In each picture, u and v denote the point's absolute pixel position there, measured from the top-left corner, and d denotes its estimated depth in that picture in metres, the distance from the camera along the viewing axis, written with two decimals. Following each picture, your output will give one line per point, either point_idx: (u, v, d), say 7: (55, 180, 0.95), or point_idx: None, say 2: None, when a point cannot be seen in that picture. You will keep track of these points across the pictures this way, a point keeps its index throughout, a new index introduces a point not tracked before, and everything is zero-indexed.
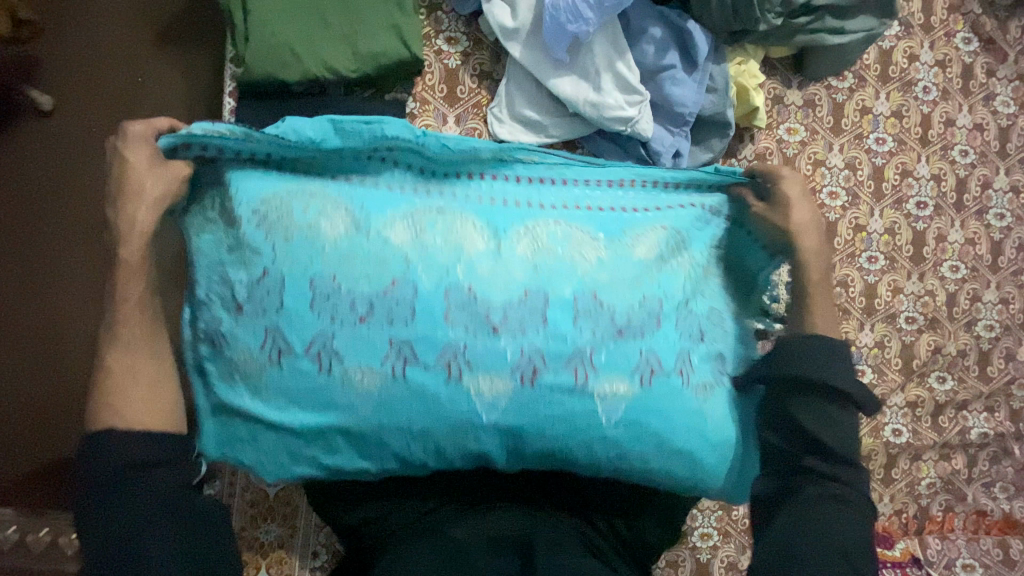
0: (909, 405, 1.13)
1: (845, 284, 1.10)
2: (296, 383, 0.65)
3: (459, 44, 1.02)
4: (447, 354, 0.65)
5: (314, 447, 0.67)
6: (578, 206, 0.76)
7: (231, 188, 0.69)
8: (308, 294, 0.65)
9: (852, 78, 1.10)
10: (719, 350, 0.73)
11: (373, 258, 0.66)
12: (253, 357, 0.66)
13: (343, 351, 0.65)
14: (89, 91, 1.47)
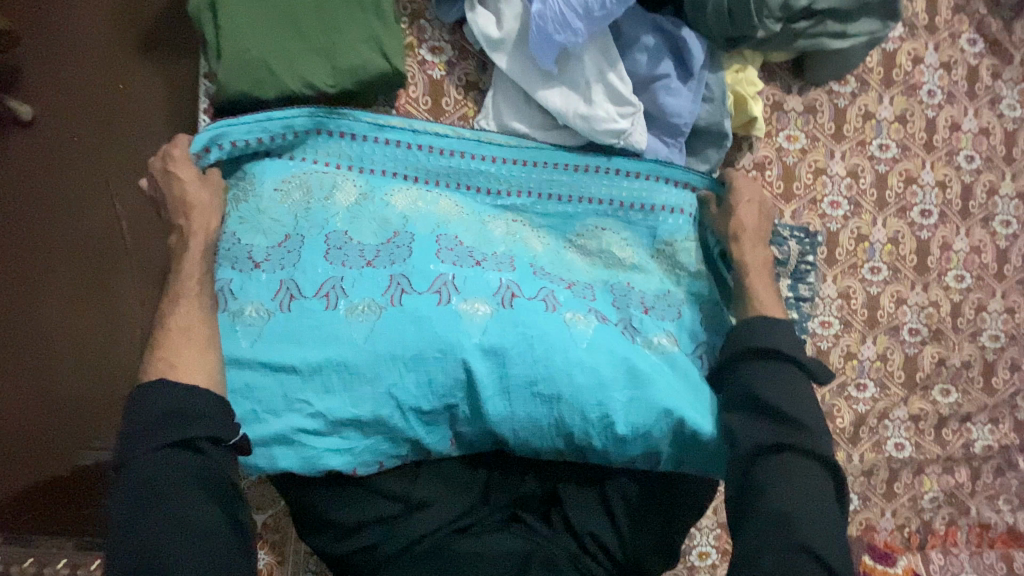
0: (912, 418, 1.10)
1: (847, 296, 1.07)
2: (308, 322, 0.79)
3: (444, 54, 0.98)
4: (437, 282, 0.81)
5: (314, 390, 0.77)
6: (539, 194, 0.95)
7: (256, 175, 0.88)
8: (324, 246, 0.82)
9: (854, 82, 1.06)
10: (663, 315, 0.89)
11: (378, 214, 0.86)
12: (266, 306, 0.79)
13: (350, 288, 0.80)
14: (69, 100, 1.43)
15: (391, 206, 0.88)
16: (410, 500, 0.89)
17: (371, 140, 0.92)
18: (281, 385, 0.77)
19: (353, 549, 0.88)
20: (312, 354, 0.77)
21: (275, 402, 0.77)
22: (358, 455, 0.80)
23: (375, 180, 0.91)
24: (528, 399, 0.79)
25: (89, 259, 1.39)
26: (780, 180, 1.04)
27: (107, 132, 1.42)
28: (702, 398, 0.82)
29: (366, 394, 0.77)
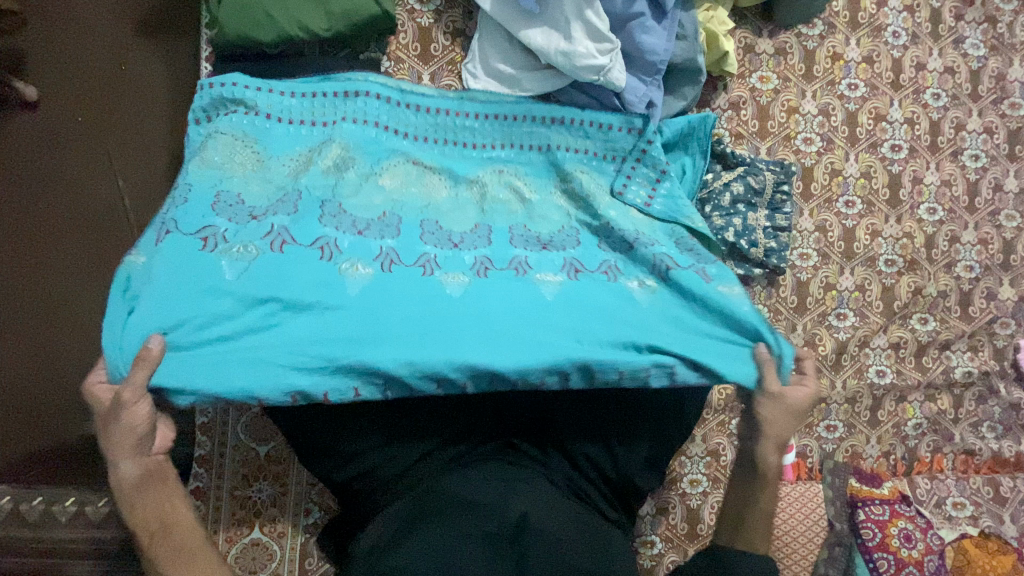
0: (892, 346, 1.14)
1: (824, 229, 1.11)
2: (295, 263, 0.79)
3: (431, 3, 1.04)
4: (422, 259, 0.85)
5: (301, 319, 0.77)
6: (520, 148, 1.00)
7: (252, 135, 0.91)
8: (319, 210, 0.86)
9: (822, 25, 1.12)
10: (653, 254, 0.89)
11: (368, 190, 0.90)
12: (256, 244, 0.80)
13: (343, 248, 0.83)
14: (73, 76, 1.48)
15: (383, 175, 0.93)
16: (406, 427, 0.90)
17: (359, 93, 0.96)
18: (269, 315, 0.76)
19: (351, 476, 0.89)
20: (298, 286, 0.78)
21: (262, 332, 0.75)
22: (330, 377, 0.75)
23: (365, 141, 0.95)
24: (527, 338, 0.79)
25: (96, 232, 1.44)
26: (755, 119, 1.09)
27: (112, 108, 1.47)
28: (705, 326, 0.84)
29: (350, 327, 0.77)
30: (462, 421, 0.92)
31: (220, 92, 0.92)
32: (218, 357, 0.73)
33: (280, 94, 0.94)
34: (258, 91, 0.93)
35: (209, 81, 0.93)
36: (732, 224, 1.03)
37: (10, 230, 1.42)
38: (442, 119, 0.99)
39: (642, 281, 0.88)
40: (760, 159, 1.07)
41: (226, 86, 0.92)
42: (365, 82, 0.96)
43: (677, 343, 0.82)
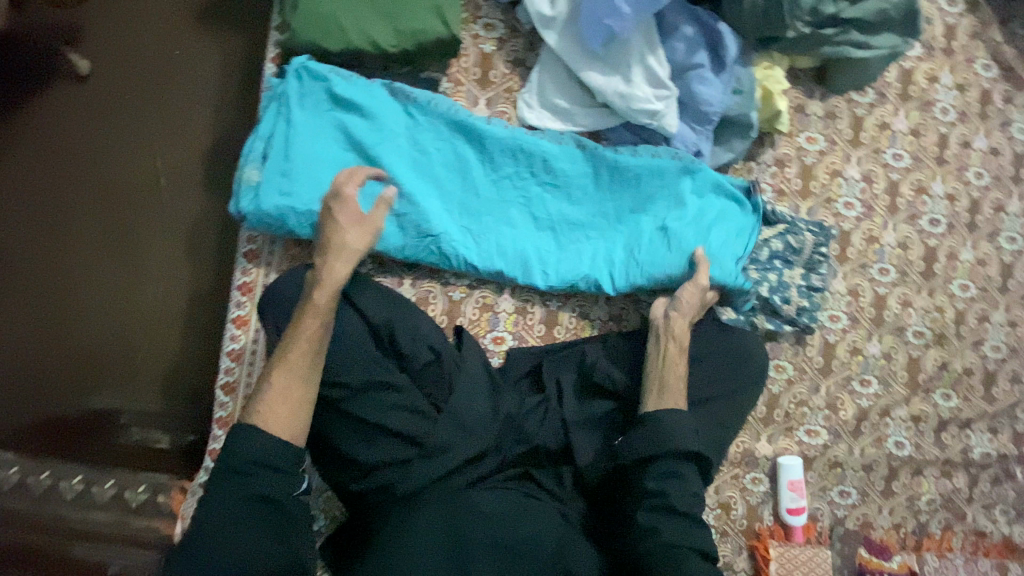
0: (912, 418, 1.14)
1: (857, 293, 1.11)
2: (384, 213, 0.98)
3: (495, 31, 1.05)
4: (482, 225, 1.02)
5: (403, 207, 0.98)
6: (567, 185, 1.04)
7: (326, 133, 0.96)
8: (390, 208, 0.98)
9: (873, 94, 1.14)
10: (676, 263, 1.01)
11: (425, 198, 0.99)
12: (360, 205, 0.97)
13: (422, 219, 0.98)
14: (126, 55, 1.52)
15: (440, 192, 1.01)
16: (426, 445, 0.88)
17: (431, 114, 1.01)
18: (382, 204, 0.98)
19: (367, 487, 0.87)
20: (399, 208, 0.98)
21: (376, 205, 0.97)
22: (443, 206, 1.01)
23: (428, 159, 1.01)
24: (583, 230, 1.04)
25: (128, 208, 1.47)
26: (799, 178, 1.10)
27: (162, 90, 1.51)
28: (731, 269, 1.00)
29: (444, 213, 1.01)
30: (484, 441, 0.91)
31: (291, 82, 0.95)
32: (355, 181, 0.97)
33: (357, 98, 0.97)
34: (336, 90, 0.96)
35: (298, 63, 0.96)
36: (767, 279, 1.04)
37: (36, 208, 1.46)
38: (498, 149, 1.02)
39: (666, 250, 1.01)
40: (801, 218, 1.07)
41: (312, 74, 0.96)
42: (437, 105, 1.01)
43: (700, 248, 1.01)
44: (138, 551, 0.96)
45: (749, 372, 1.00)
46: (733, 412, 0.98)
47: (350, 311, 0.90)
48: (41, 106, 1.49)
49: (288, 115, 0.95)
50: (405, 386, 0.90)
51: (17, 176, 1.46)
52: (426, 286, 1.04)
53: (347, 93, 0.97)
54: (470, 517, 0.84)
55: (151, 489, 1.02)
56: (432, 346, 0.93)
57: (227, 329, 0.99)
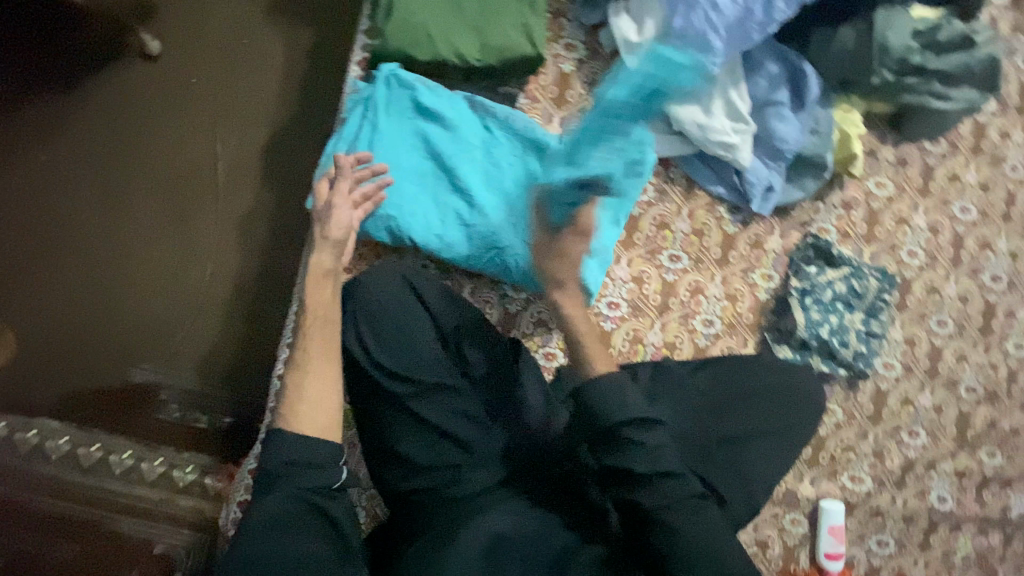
0: (957, 474, 1.13)
1: (912, 342, 1.10)
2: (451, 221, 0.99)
3: (577, 52, 1.06)
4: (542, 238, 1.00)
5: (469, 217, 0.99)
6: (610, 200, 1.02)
7: (407, 139, 0.99)
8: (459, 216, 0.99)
9: (945, 145, 1.13)
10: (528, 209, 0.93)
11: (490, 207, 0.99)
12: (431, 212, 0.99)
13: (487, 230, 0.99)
14: (196, 40, 1.55)
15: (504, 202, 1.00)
16: (477, 452, 0.89)
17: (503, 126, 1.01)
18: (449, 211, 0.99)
19: (416, 488, 0.87)
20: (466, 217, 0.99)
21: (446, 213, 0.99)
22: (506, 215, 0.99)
23: (497, 170, 1.01)
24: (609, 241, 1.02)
25: (184, 189, 1.49)
26: (864, 222, 1.10)
27: (228, 77, 1.54)
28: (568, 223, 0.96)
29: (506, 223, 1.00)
30: (534, 456, 0.91)
31: (379, 89, 0.98)
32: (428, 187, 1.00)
33: (437, 106, 0.99)
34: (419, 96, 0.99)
35: (387, 68, 0.99)
36: (828, 321, 1.03)
37: (92, 181, 1.49)
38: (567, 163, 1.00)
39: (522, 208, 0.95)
40: (864, 263, 1.07)
41: (398, 79, 0.98)
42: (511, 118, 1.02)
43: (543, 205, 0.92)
44: (187, 533, 0.97)
45: (809, 410, 0.98)
46: (791, 448, 0.95)
47: (422, 313, 0.92)
48: (109, 81, 1.51)
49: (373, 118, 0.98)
50: (466, 391, 0.92)
51: (77, 149, 1.49)
52: (485, 296, 1.05)
53: (430, 104, 0.99)
54: (522, 534, 0.81)
55: (199, 470, 1.04)
56: (494, 354, 0.94)
57: (290, 323, 1.04)
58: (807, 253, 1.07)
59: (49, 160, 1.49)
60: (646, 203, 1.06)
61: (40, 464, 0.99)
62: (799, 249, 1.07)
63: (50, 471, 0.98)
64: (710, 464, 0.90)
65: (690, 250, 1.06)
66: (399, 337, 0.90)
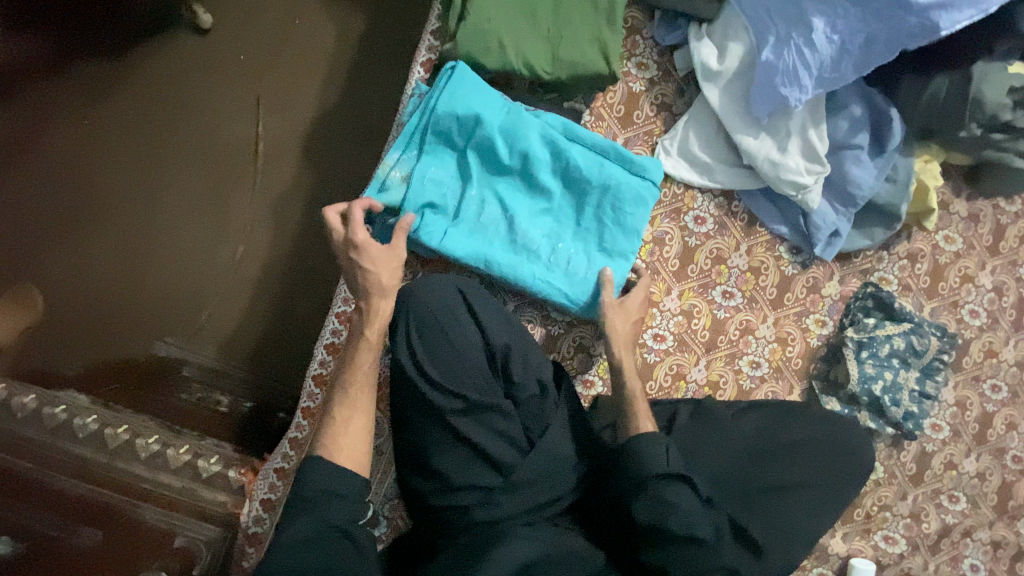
0: (992, 543, 1.10)
1: (963, 405, 1.06)
2: (494, 235, 0.92)
3: (648, 71, 1.02)
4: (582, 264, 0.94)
5: (511, 234, 0.93)
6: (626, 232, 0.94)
7: (463, 144, 0.93)
8: (502, 232, 0.93)
9: (1021, 204, 1.08)
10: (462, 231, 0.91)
11: (532, 227, 0.93)
12: (475, 224, 0.92)
13: (527, 249, 0.92)
14: (248, 17, 1.52)
15: (548, 223, 0.95)
16: (511, 478, 0.83)
17: (562, 140, 0.94)
18: (491, 224, 0.93)
19: (444, 506, 0.84)
20: (509, 233, 0.92)
21: (492, 226, 0.92)
22: (546, 238, 0.94)
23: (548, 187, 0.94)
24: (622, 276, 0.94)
25: (221, 167, 1.47)
26: (928, 276, 1.05)
27: (277, 57, 1.51)
28: (465, 236, 0.91)
29: (547, 245, 0.93)
30: (562, 487, 0.86)
31: (440, 91, 0.92)
32: (475, 198, 0.93)
33: (497, 112, 0.93)
34: (481, 99, 0.92)
35: (453, 66, 0.93)
36: (882, 377, 1.00)
37: (134, 150, 1.47)
38: (616, 189, 0.94)
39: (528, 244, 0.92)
40: (924, 319, 1.03)
41: (461, 78, 0.92)
42: (569, 134, 0.95)
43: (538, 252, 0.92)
44: (207, 526, 0.96)
45: (853, 465, 0.94)
46: (830, 504, 0.91)
47: (470, 323, 0.88)
48: (157, 50, 1.49)
49: (429, 117, 0.92)
50: (509, 412, 0.86)
51: (120, 117, 1.48)
52: (527, 315, 1.02)
53: (490, 111, 0.92)
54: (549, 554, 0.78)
55: (223, 461, 1.03)
56: (541, 378, 0.89)
57: (329, 322, 0.99)
58: (866, 302, 1.03)
59: (93, 124, 1.47)
60: (704, 234, 1.01)
61: (67, 442, 0.98)
62: (857, 297, 1.03)
63: (76, 451, 0.97)
64: (747, 513, 0.87)
65: (745, 287, 1.02)
66: (449, 349, 0.86)
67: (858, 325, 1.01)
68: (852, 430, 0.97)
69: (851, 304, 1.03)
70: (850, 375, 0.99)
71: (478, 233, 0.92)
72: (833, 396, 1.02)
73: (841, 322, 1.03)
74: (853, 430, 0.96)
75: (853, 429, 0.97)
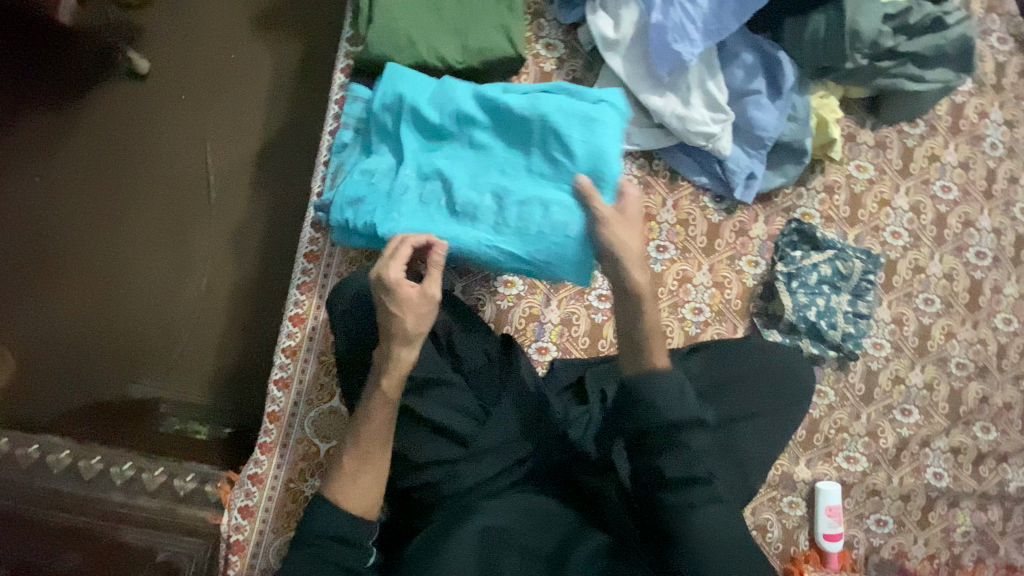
0: (952, 450, 1.14)
1: (901, 322, 1.12)
2: (444, 208, 0.90)
3: (556, 51, 1.08)
4: (534, 212, 0.87)
5: (459, 202, 0.90)
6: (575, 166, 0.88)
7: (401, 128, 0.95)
8: (449, 201, 0.90)
9: (924, 127, 1.15)
10: (408, 208, 0.90)
11: (478, 190, 0.90)
12: (423, 201, 0.91)
13: (476, 212, 0.89)
14: (184, 56, 1.57)
15: (497, 182, 0.91)
16: (472, 446, 0.88)
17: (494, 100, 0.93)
18: (438, 198, 0.91)
19: (413, 486, 0.87)
20: (456, 202, 0.90)
21: (439, 200, 0.91)
22: (495, 197, 0.90)
23: (490, 150, 0.93)
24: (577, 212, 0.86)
25: (174, 204, 1.51)
26: (847, 205, 1.11)
27: (216, 91, 1.56)
28: (413, 214, 0.90)
29: (496, 204, 0.89)
30: (527, 450, 0.90)
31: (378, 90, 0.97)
32: (421, 179, 0.93)
33: (430, 95, 0.95)
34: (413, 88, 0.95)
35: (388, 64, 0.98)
36: (815, 304, 1.05)
37: (88, 198, 1.50)
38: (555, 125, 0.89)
39: (478, 209, 0.89)
40: (849, 245, 1.09)
41: (391, 74, 0.97)
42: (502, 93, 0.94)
43: (489, 214, 0.89)
44: (187, 539, 0.99)
45: (796, 392, 0.97)
46: (780, 434, 0.95)
47: None
48: (100, 99, 1.53)
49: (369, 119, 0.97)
50: (458, 384, 0.92)
51: (70, 166, 1.51)
52: (476, 293, 1.07)
53: (424, 96, 0.95)
54: (517, 524, 0.81)
55: (199, 479, 1.06)
56: (484, 348, 0.97)
57: (284, 327, 1.03)
58: (792, 238, 1.08)
59: (44, 176, 1.50)
60: None
61: (45, 478, 1.04)
62: (784, 235, 1.09)
63: (53, 486, 1.03)
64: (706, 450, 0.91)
65: (676, 241, 1.07)
66: None
67: (788, 261, 1.07)
68: (795, 360, 1.01)
69: (781, 242, 1.08)
70: (783, 306, 1.05)
71: (425, 209, 0.90)
72: (774, 330, 1.06)
73: (772, 260, 1.09)
74: (797, 361, 1.00)
75: (796, 359, 1.01)
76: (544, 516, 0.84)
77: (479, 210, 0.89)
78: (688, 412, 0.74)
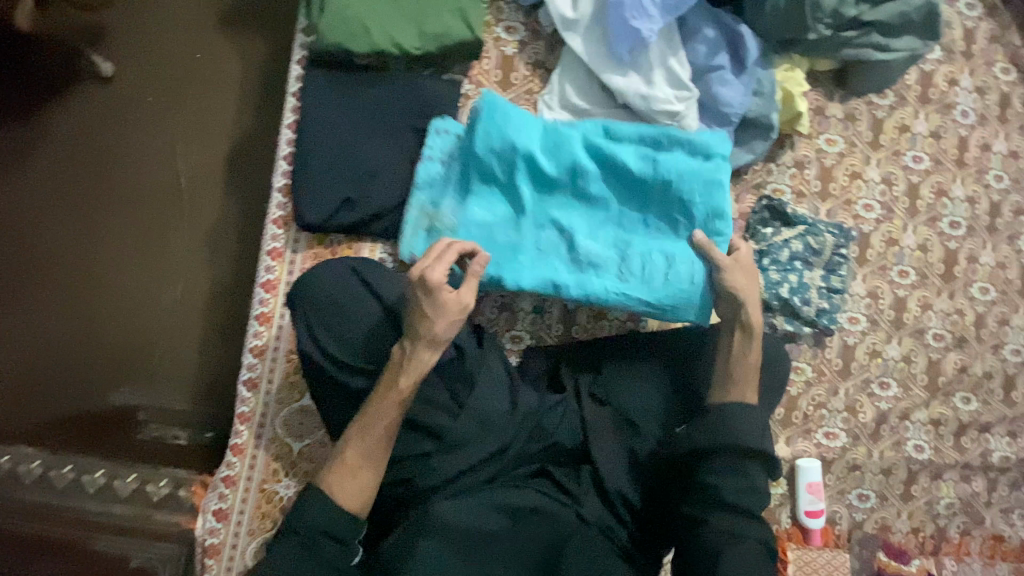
0: (932, 422, 1.13)
1: (876, 295, 1.11)
2: (550, 250, 0.95)
3: (517, 33, 1.06)
4: (648, 250, 0.95)
5: (566, 244, 0.95)
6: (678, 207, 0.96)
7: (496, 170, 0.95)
8: (556, 244, 0.95)
9: (893, 97, 1.14)
10: (515, 254, 0.94)
11: (583, 232, 0.96)
12: (529, 245, 0.94)
13: (585, 254, 0.94)
14: (149, 57, 1.54)
15: (597, 223, 0.97)
16: (446, 440, 0.87)
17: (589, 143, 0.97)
18: (543, 241, 0.95)
19: (386, 482, 0.87)
20: (563, 245, 0.95)
21: (546, 244, 0.95)
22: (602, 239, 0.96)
23: (587, 191, 0.97)
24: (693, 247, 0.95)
25: (148, 208, 1.49)
26: (818, 180, 1.10)
27: (183, 91, 1.53)
28: (527, 260, 0.93)
29: (604, 245, 0.96)
30: (501, 440, 0.89)
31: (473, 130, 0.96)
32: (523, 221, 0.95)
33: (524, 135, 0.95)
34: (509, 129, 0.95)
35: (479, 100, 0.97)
36: (788, 280, 1.04)
37: (63, 206, 1.48)
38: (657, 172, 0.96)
39: (587, 251, 0.94)
40: (820, 220, 1.08)
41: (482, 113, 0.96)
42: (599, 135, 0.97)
43: (603, 256, 0.94)
44: (160, 544, 0.98)
45: (772, 375, 0.97)
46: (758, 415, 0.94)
47: (369, 299, 0.90)
48: (67, 104, 1.51)
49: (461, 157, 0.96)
50: (429, 378, 0.90)
51: (44, 174, 1.49)
52: None
53: (525, 137, 0.95)
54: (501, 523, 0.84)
55: (172, 484, 1.05)
56: (454, 341, 0.92)
57: (251, 327, 1.01)
58: (762, 215, 1.07)
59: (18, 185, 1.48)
60: None
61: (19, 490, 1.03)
62: (755, 212, 1.08)
63: (28, 497, 1.02)
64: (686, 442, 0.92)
65: None
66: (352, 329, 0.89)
67: (760, 240, 1.06)
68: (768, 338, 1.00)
69: (756, 222, 1.07)
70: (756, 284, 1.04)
71: (537, 253, 0.94)
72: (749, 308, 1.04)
73: (744, 238, 1.07)
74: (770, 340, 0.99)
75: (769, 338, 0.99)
76: (526, 510, 0.86)
77: (595, 252, 0.94)
78: (757, 450, 0.82)
